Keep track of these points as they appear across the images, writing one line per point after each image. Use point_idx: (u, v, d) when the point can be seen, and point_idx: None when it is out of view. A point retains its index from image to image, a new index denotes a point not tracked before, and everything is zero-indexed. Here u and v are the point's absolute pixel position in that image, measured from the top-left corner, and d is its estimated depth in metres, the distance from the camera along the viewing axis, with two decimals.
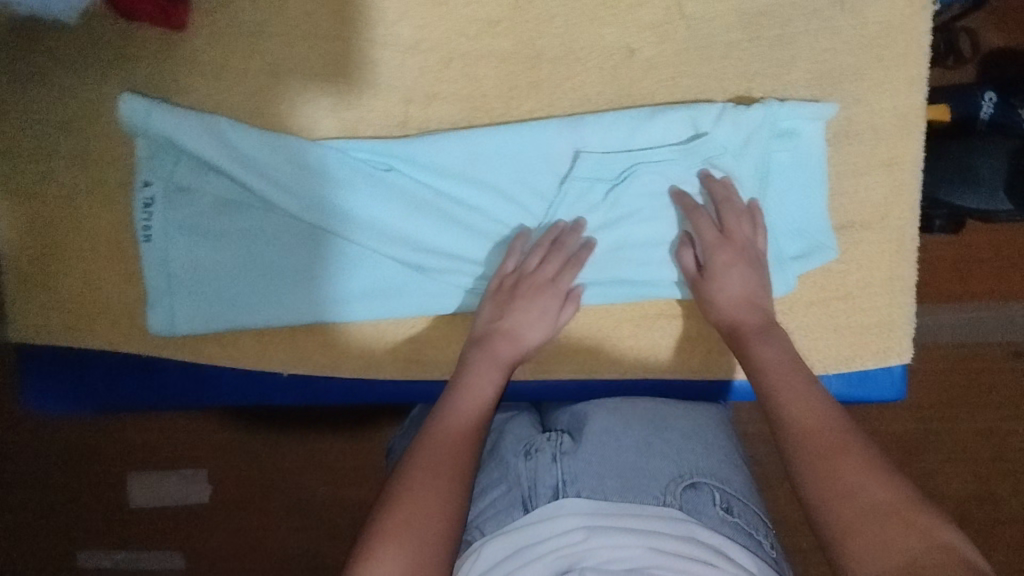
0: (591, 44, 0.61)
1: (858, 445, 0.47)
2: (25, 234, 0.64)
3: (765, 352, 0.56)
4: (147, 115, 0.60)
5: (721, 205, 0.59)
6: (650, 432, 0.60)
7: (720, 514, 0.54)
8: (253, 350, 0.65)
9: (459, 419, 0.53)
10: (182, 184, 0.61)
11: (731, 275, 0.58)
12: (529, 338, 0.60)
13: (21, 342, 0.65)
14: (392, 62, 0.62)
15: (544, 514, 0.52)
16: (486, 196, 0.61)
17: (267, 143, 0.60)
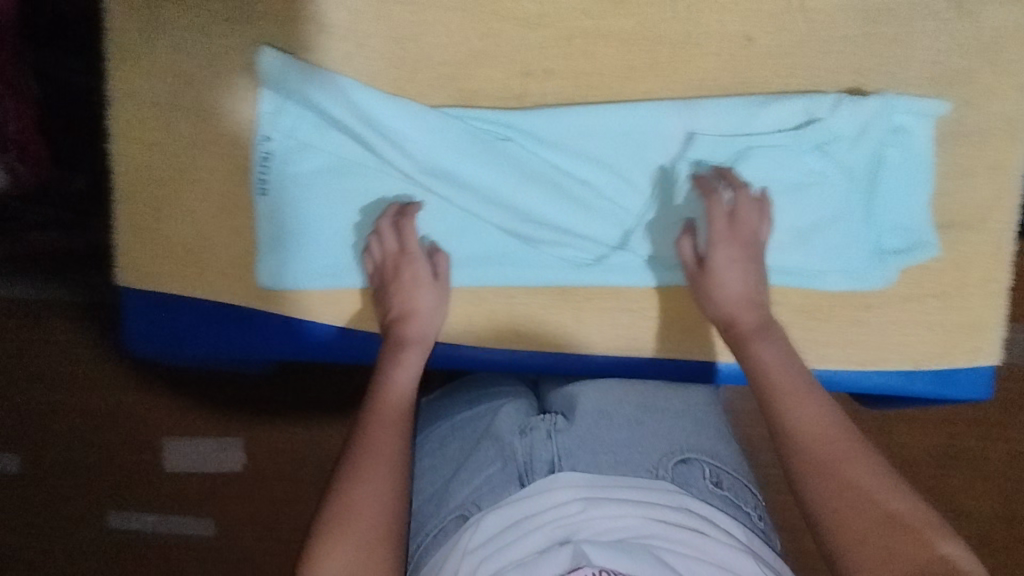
0: (711, 31, 0.62)
1: (860, 453, 0.50)
2: (143, 181, 0.65)
3: (766, 354, 0.57)
4: (283, 73, 0.61)
5: (740, 200, 0.60)
6: (640, 413, 0.62)
7: (709, 487, 0.57)
8: (356, 309, 0.67)
9: (395, 395, 0.57)
10: (305, 142, 0.63)
11: (731, 274, 0.59)
12: (432, 321, 0.63)
13: (133, 285, 0.67)
14: (514, 36, 0.63)
15: (541, 486, 0.53)
16: (598, 172, 0.63)
17: (395, 107, 0.61)
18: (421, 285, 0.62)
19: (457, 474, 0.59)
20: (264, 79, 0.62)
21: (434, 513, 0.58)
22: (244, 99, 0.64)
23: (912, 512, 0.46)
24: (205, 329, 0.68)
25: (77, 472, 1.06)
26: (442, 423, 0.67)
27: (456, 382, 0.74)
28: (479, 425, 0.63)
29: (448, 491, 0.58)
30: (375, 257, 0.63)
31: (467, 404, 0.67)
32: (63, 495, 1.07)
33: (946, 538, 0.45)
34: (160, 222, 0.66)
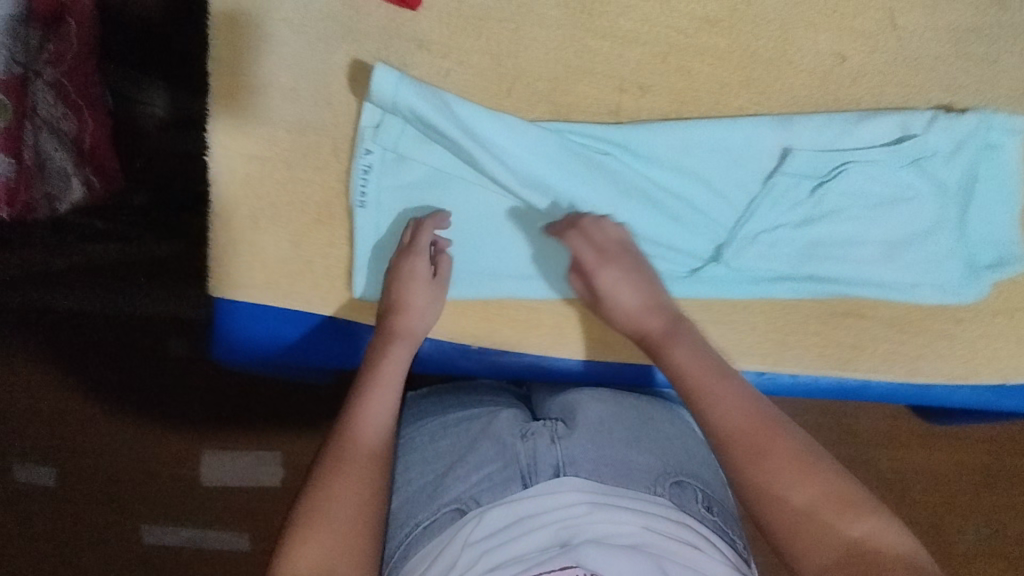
0: (804, 49, 0.63)
1: (780, 442, 0.50)
2: (241, 193, 0.67)
3: (679, 357, 0.57)
4: (396, 89, 0.60)
5: (590, 224, 0.61)
6: (638, 429, 0.64)
7: (700, 510, 0.59)
8: (447, 319, 0.69)
9: (381, 396, 0.58)
10: (406, 156, 0.64)
11: (621, 287, 0.61)
12: (424, 319, 0.64)
13: (226, 295, 0.68)
14: (611, 53, 0.64)
15: (547, 488, 0.55)
16: (695, 187, 0.64)
17: (501, 124, 0.61)
18: (418, 281, 0.63)
19: (452, 469, 0.60)
20: (375, 95, 0.60)
21: (424, 506, 0.58)
22: (345, 113, 0.66)
23: (821, 499, 0.47)
24: (298, 338, 0.70)
25: (117, 488, 1.14)
26: (433, 419, 0.67)
27: (439, 387, 0.74)
28: (475, 426, 0.63)
29: (442, 486, 0.59)
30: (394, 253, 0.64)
31: (459, 407, 0.67)
32: (120, 495, 1.14)
33: (861, 521, 0.46)
34: (255, 232, 0.67)
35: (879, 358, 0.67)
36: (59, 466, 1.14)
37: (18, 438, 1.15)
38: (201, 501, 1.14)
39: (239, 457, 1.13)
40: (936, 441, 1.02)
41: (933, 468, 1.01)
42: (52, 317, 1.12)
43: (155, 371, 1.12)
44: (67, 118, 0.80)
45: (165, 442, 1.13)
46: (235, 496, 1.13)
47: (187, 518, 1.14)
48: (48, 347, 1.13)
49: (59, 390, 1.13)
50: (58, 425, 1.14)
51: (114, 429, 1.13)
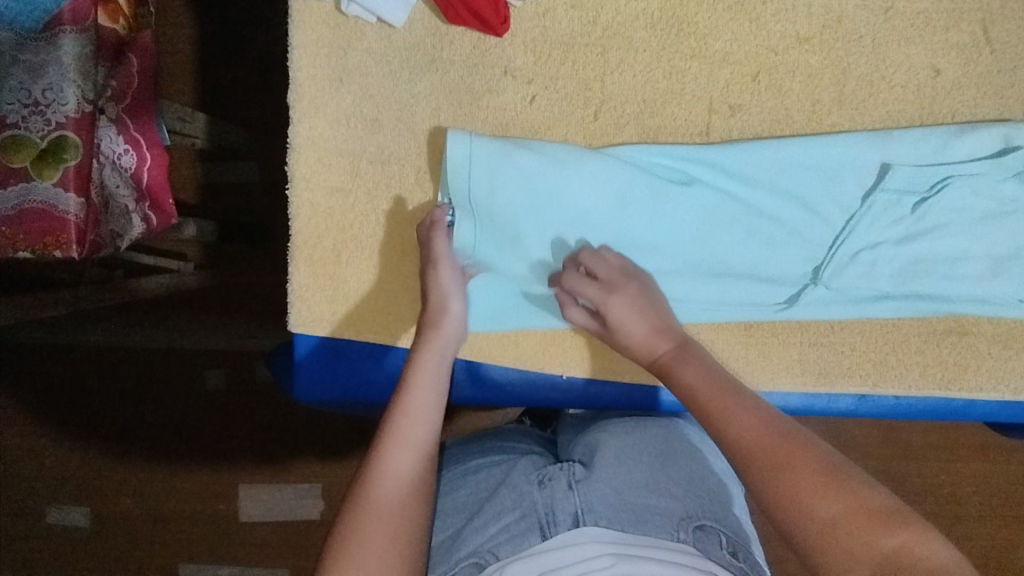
0: (898, 63, 0.62)
1: (801, 452, 0.45)
2: (322, 226, 0.65)
3: (690, 374, 0.54)
4: (472, 144, 0.60)
5: (585, 259, 0.61)
6: (657, 469, 0.60)
7: (726, 556, 0.53)
8: (537, 348, 0.66)
9: (415, 393, 0.54)
10: (484, 199, 0.61)
11: (627, 315, 0.59)
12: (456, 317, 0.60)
13: (305, 332, 0.66)
14: (701, 74, 0.63)
15: (565, 540, 0.52)
16: (791, 207, 0.63)
17: (577, 153, 0.61)
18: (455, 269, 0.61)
19: (470, 522, 0.58)
20: (452, 163, 0.60)
21: (442, 560, 0.56)
22: (430, 142, 0.64)
23: (848, 513, 0.41)
24: (384, 374, 0.67)
25: (160, 526, 1.10)
26: (456, 469, 0.66)
27: (466, 437, 0.74)
28: (494, 478, 0.62)
29: (459, 540, 0.57)
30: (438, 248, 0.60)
31: (483, 453, 0.67)
32: (162, 535, 1.10)
33: (894, 530, 0.40)
34: (337, 265, 0.65)
35: (985, 375, 0.64)
36: (100, 507, 1.11)
37: (58, 479, 1.12)
38: (243, 537, 1.10)
39: (283, 491, 1.09)
40: (999, 452, 1.00)
41: (994, 480, 1.00)
42: (98, 353, 1.10)
43: (201, 405, 1.09)
44: (127, 154, 0.79)
45: (209, 479, 1.10)
46: (279, 529, 1.09)
47: (230, 555, 1.10)
48: (92, 384, 1.10)
49: (103, 428, 1.11)
50: (100, 465, 1.11)
51: (158, 466, 1.10)
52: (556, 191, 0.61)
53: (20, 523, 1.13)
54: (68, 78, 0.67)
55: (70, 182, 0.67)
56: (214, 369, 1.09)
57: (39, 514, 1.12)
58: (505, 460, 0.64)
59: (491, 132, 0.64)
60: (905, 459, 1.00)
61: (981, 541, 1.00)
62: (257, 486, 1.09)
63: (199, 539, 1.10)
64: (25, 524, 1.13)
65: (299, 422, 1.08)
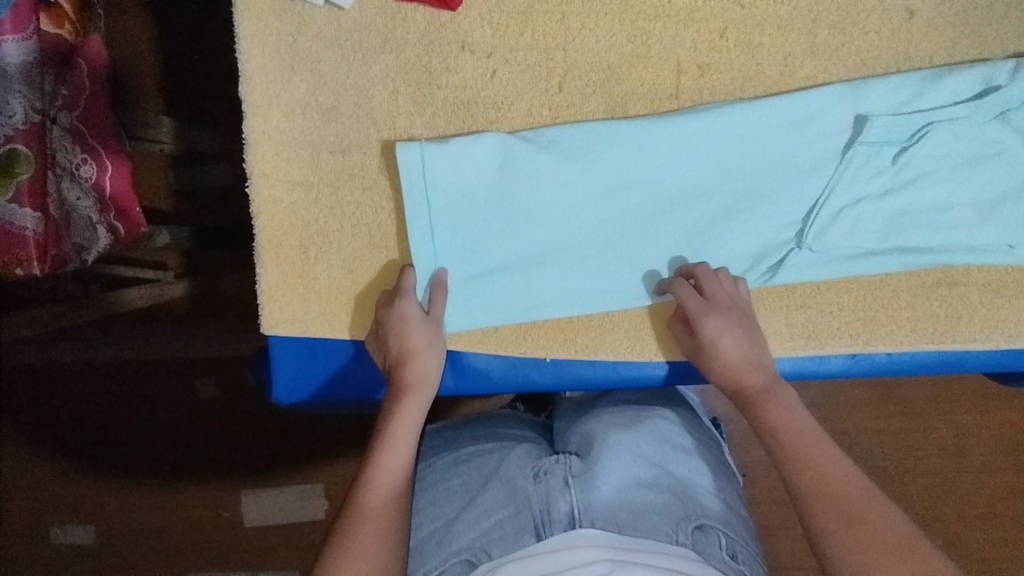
0: (870, 8, 0.60)
1: (874, 514, 0.50)
2: (287, 222, 0.63)
3: (779, 419, 0.55)
4: (422, 152, 0.60)
5: (702, 275, 0.59)
6: (657, 469, 0.59)
7: (726, 559, 0.53)
8: (517, 334, 0.64)
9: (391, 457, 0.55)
10: (444, 187, 0.60)
11: (728, 341, 0.57)
12: (431, 366, 0.59)
13: (279, 333, 0.64)
14: (667, 34, 0.61)
15: (560, 543, 0.50)
16: (767, 170, 0.61)
17: (535, 143, 0.61)
18: (426, 326, 0.59)
19: (462, 514, 0.57)
20: (405, 171, 0.60)
21: (433, 554, 0.55)
22: (390, 125, 0.62)
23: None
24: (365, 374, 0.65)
25: (160, 538, 1.09)
26: (446, 456, 0.65)
27: (458, 421, 0.73)
28: (487, 466, 0.60)
29: (450, 534, 0.56)
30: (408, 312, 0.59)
31: (474, 441, 0.66)
32: (164, 547, 1.09)
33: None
34: (305, 262, 0.63)
35: (979, 326, 0.62)
36: (100, 524, 1.10)
37: (56, 500, 1.10)
38: (246, 543, 1.09)
39: (282, 493, 1.08)
40: (998, 400, 0.99)
41: (996, 429, 0.99)
42: (84, 370, 1.09)
43: (193, 414, 1.08)
44: (86, 162, 0.76)
45: (206, 487, 1.08)
46: (280, 532, 1.08)
47: (233, 561, 1.09)
48: (81, 402, 1.09)
49: (95, 446, 1.09)
50: (96, 482, 1.09)
51: (156, 479, 1.09)
52: (518, 184, 0.61)
53: (21, 546, 1.11)
54: (14, 88, 0.63)
55: (25, 196, 0.64)
56: (203, 377, 1.07)
57: (39, 535, 1.11)
58: (501, 448, 0.62)
59: (453, 111, 0.62)
60: (904, 415, 0.99)
61: (986, 491, 0.99)
62: (255, 490, 1.08)
63: (202, 548, 1.09)
64: (26, 547, 1.11)
65: (291, 425, 1.07)
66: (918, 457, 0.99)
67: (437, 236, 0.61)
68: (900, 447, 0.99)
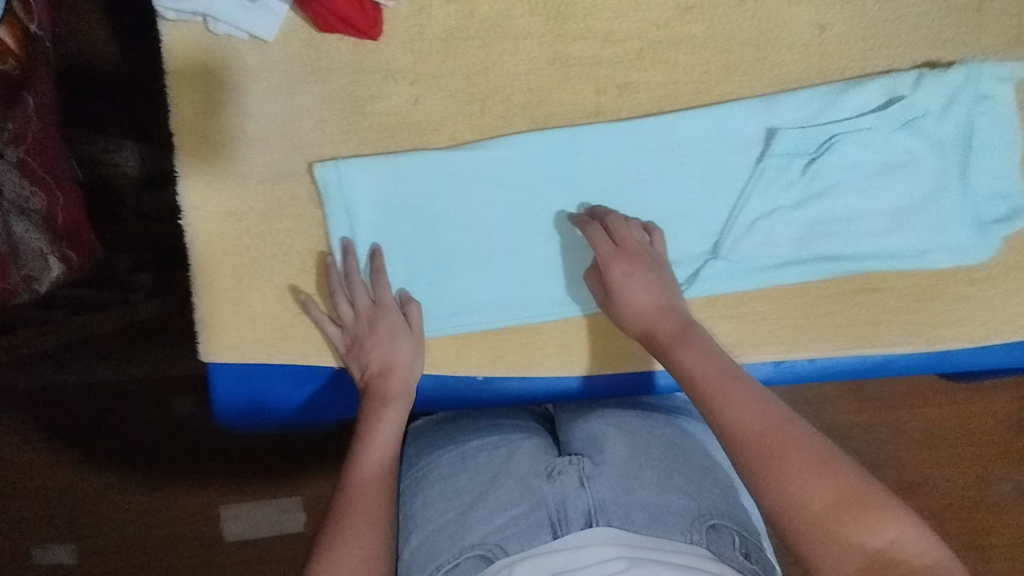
0: (783, 24, 0.61)
1: (793, 447, 0.48)
2: (217, 253, 0.63)
3: (691, 359, 0.54)
4: (339, 174, 0.61)
5: (608, 221, 0.60)
6: (670, 465, 0.58)
7: (740, 559, 0.53)
8: (448, 354, 0.65)
9: (376, 446, 0.57)
10: (365, 207, 0.62)
11: (635, 284, 0.58)
12: (399, 356, 0.61)
13: (216, 360, 0.65)
14: (586, 56, 0.62)
15: (577, 540, 0.52)
16: (686, 182, 0.62)
17: (454, 163, 0.62)
18: (400, 337, 0.61)
19: (475, 507, 0.56)
20: (324, 194, 0.62)
21: (445, 548, 0.54)
22: (316, 153, 0.63)
23: (839, 505, 0.45)
24: (308, 396, 0.67)
25: (135, 556, 1.10)
26: (450, 449, 0.62)
27: (445, 411, 0.68)
28: (498, 458, 0.60)
29: (463, 527, 0.55)
30: (345, 315, 0.61)
31: (477, 431, 0.64)
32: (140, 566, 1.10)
33: (882, 528, 0.44)
34: (241, 290, 0.64)
35: (897, 330, 0.63)
36: (75, 546, 1.11)
37: (27, 524, 1.11)
38: (220, 558, 1.10)
39: (263, 505, 1.10)
40: (955, 395, 1.01)
41: (954, 423, 1.01)
42: (49, 395, 1.08)
43: (162, 434, 1.09)
44: (35, 196, 0.74)
45: (179, 505, 1.10)
46: (257, 546, 1.10)
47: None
48: (48, 427, 1.09)
49: (66, 468, 1.10)
50: (68, 504, 1.10)
51: (128, 502, 1.09)
52: (442, 207, 0.62)
53: None
54: None
55: None
56: (171, 397, 1.08)
57: (15, 562, 1.11)
58: (510, 436, 0.62)
59: (378, 138, 0.63)
60: (868, 413, 1.00)
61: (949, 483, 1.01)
62: (234, 503, 1.10)
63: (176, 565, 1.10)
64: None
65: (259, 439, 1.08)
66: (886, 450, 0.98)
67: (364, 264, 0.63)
68: (862, 445, 1.00)
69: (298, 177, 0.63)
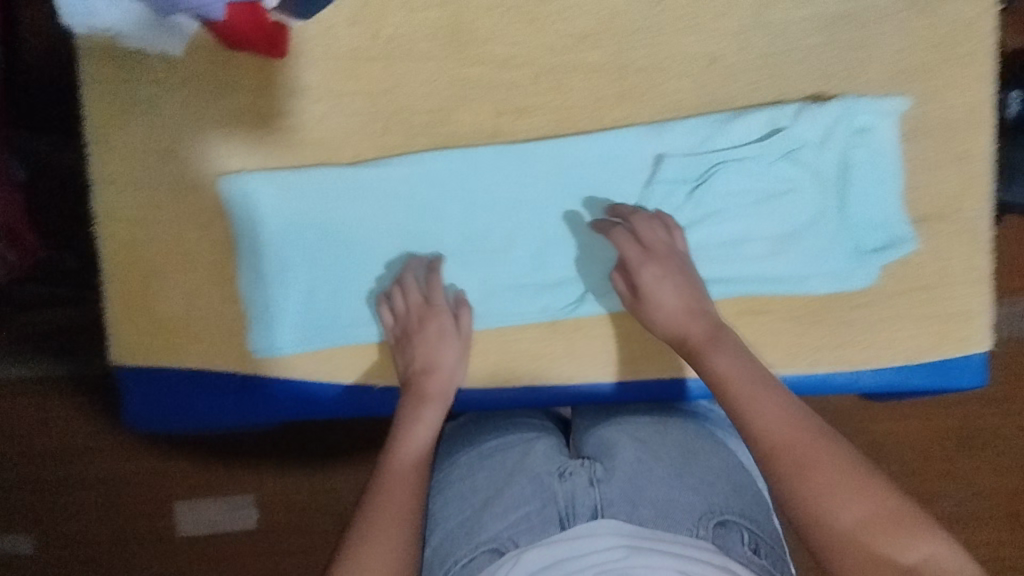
0: (676, 54, 0.63)
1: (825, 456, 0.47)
2: (126, 260, 0.66)
3: (723, 361, 0.55)
4: (242, 186, 0.63)
5: (633, 222, 0.61)
6: (681, 465, 0.58)
7: (748, 554, 0.53)
8: (347, 363, 0.67)
9: (415, 440, 0.58)
10: (268, 219, 0.64)
11: (666, 288, 0.59)
12: (446, 358, 0.63)
13: (123, 363, 0.67)
14: (485, 79, 0.64)
15: (582, 532, 0.51)
16: (577, 204, 0.64)
17: (356, 179, 0.64)
18: (448, 340, 0.63)
19: (489, 505, 0.57)
20: (229, 206, 0.64)
21: (462, 543, 0.55)
22: (224, 165, 0.65)
23: (873, 519, 0.45)
24: (211, 402, 0.68)
25: None
26: (469, 449, 0.63)
27: (480, 409, 0.69)
28: (510, 456, 0.60)
29: (477, 524, 0.55)
30: (393, 314, 0.64)
31: (494, 431, 0.65)
32: None
33: (916, 545, 0.44)
34: (149, 296, 0.66)
35: (782, 353, 0.66)
36: None
37: None
38: None
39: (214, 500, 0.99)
40: None
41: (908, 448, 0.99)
42: None
43: None
44: None
45: None
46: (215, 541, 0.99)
47: None
48: None
49: None
50: None
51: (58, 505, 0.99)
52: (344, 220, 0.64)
53: None
54: None
55: None
56: None
57: None
58: (523, 436, 0.63)
59: (283, 153, 0.65)
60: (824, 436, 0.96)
61: None
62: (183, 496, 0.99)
63: None
64: None
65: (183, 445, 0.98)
66: None
67: (266, 275, 0.65)
68: None
69: (205, 189, 0.65)
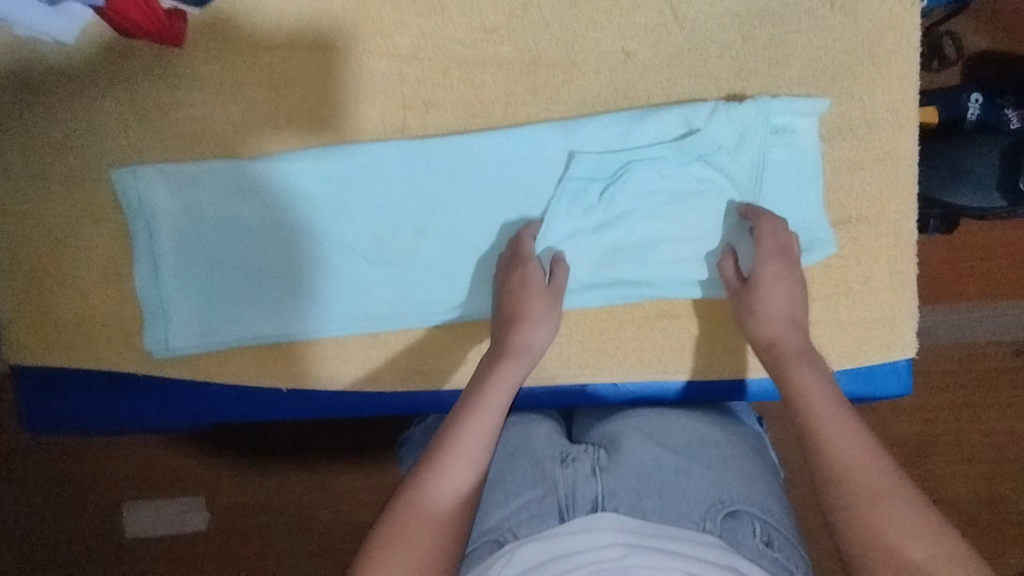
0: (588, 50, 0.62)
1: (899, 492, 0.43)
2: (19, 255, 0.63)
3: (807, 378, 0.53)
4: (135, 178, 0.61)
5: (775, 222, 0.58)
6: (687, 456, 0.55)
7: (760, 547, 0.48)
8: (250, 367, 0.64)
9: (489, 404, 0.51)
10: (163, 213, 0.61)
11: (778, 288, 0.57)
12: (538, 325, 0.57)
13: (17, 363, 0.64)
14: (391, 73, 0.62)
15: (580, 524, 0.46)
16: (486, 202, 0.62)
17: (256, 173, 0.61)
18: (540, 292, 0.58)
19: (490, 492, 0.54)
20: (123, 198, 0.61)
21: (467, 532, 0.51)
22: (119, 158, 0.62)
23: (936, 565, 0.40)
24: (111, 403, 0.65)
25: None
26: None
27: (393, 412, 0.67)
28: (513, 442, 0.58)
29: (478, 514, 0.52)
30: (502, 274, 0.59)
31: None
32: None
33: None
34: (43, 293, 0.64)
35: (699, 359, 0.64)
36: None
37: None
38: None
39: (169, 501, 0.90)
40: None
41: None
42: None
43: None
44: None
45: None
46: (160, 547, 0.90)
47: None
48: None
49: None
50: None
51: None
52: (245, 216, 0.62)
53: None
54: None
55: None
56: None
57: None
58: (529, 421, 0.60)
59: (181, 145, 0.62)
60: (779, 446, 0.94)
61: None
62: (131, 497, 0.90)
63: None
64: None
65: (97, 458, 0.90)
66: (796, 500, 0.88)
67: (163, 271, 0.62)
68: None
69: (101, 181, 0.62)
